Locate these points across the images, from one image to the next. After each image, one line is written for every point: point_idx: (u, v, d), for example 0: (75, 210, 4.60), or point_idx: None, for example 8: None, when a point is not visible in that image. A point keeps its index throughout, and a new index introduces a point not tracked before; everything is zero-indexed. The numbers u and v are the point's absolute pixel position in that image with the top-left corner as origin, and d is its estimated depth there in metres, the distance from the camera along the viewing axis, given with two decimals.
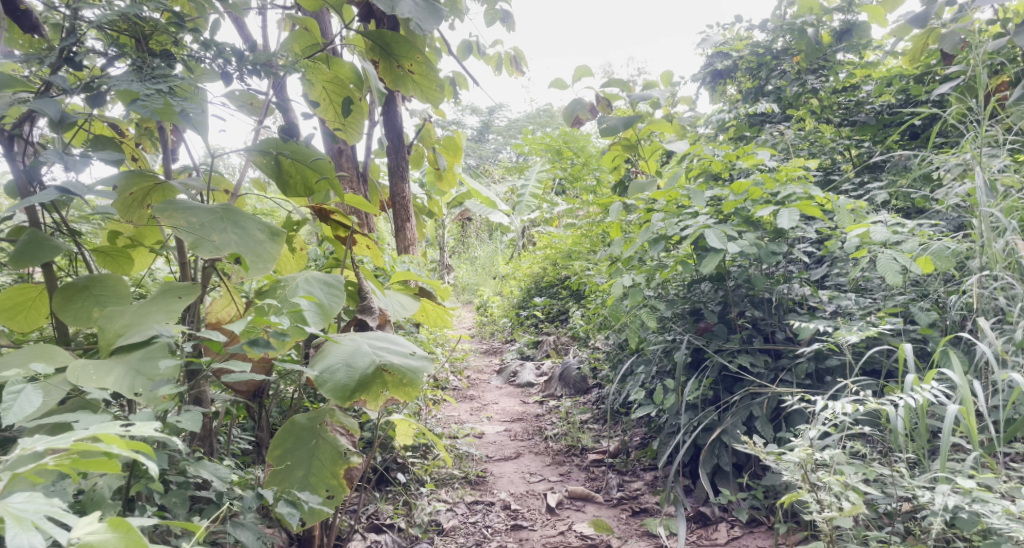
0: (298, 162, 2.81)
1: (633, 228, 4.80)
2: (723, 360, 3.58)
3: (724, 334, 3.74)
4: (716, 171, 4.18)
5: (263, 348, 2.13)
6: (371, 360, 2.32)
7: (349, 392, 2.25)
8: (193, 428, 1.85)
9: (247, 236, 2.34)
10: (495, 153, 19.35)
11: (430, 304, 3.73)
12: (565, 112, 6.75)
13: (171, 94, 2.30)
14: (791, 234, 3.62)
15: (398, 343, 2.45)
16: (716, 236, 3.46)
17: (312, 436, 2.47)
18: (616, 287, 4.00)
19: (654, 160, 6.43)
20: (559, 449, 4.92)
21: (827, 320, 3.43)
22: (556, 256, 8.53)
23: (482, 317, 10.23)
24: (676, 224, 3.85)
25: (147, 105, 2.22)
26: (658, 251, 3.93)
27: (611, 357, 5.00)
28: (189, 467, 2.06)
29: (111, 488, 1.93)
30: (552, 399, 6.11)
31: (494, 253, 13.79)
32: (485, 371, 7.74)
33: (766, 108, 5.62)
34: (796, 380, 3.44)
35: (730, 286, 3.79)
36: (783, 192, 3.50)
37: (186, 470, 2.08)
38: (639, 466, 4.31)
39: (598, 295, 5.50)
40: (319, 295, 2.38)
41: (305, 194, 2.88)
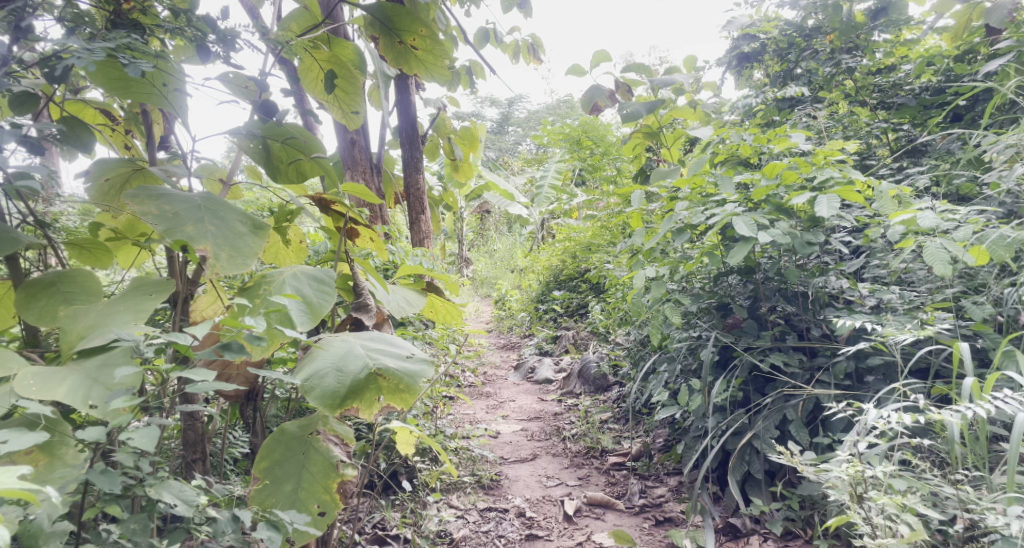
0: (289, 148, 2.59)
1: (655, 217, 4.54)
2: (753, 359, 3.32)
3: (754, 331, 3.47)
4: (746, 156, 3.92)
5: (235, 354, 1.89)
6: (363, 365, 2.09)
7: (338, 400, 2.04)
8: (123, 459, 1.64)
9: (226, 228, 2.14)
10: (516, 145, 19.08)
11: (439, 300, 3.47)
12: (584, 99, 6.49)
13: (117, 51, 2.12)
14: (827, 222, 3.35)
15: (396, 345, 2.22)
16: (746, 224, 3.20)
17: (302, 447, 2.26)
18: (637, 280, 3.75)
19: (677, 147, 6.15)
20: (577, 451, 4.68)
21: (869, 316, 3.16)
22: (576, 248, 8.27)
23: (500, 311, 10.00)
24: (702, 213, 3.59)
25: (84, 58, 2.05)
26: (683, 242, 3.68)
27: (632, 354, 4.75)
28: (148, 491, 1.83)
29: (50, 518, 1.74)
30: (570, 397, 5.87)
31: (514, 245, 13.53)
32: (503, 368, 7.52)
33: (797, 91, 5.33)
34: (834, 381, 3.18)
35: (761, 279, 3.53)
36: (820, 177, 3.22)
37: (146, 493, 1.85)
38: (663, 470, 4.07)
39: (618, 289, 5.25)
40: (305, 294, 2.19)
41: (298, 184, 2.68)
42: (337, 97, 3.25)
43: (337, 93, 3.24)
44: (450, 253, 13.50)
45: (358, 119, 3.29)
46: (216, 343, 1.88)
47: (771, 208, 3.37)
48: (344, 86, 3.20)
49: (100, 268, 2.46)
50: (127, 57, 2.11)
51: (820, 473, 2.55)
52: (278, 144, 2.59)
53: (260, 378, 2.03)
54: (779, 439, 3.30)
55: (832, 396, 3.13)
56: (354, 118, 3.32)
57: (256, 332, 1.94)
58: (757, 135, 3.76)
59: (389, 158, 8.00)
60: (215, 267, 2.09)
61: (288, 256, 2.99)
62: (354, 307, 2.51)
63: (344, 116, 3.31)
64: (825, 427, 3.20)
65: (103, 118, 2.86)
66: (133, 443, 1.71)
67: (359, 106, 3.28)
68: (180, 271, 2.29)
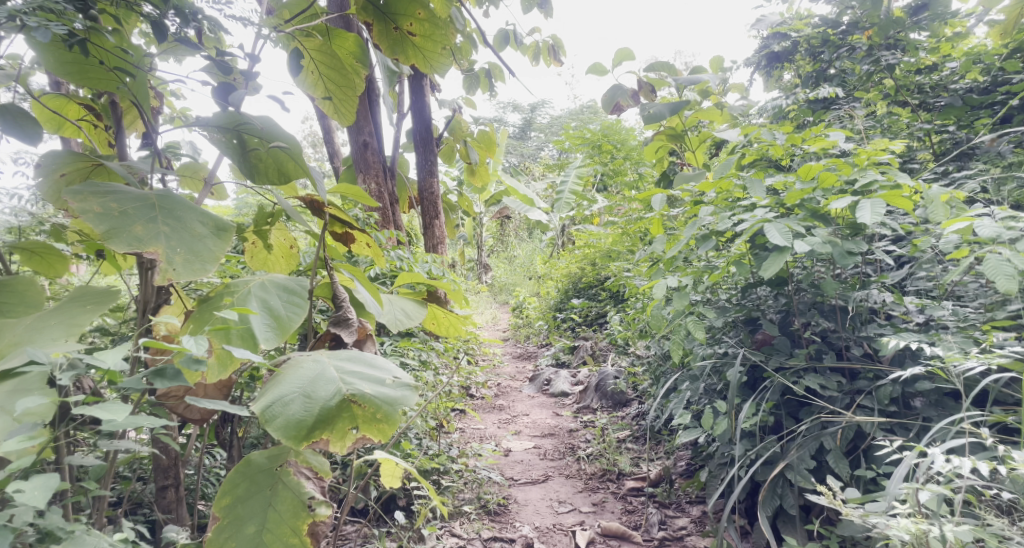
0: (267, 143, 2.30)
1: (678, 223, 4.22)
2: (786, 381, 2.99)
3: (787, 349, 3.14)
4: (778, 157, 3.59)
5: (169, 382, 1.70)
6: (335, 391, 1.81)
7: (304, 430, 1.77)
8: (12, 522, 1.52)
9: (183, 230, 1.86)
10: (538, 151, 18.75)
11: (441, 312, 3.15)
12: (604, 98, 6.16)
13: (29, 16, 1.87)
14: (869, 230, 3.02)
15: (377, 368, 1.93)
16: (779, 232, 2.88)
17: (269, 482, 1.98)
18: (657, 291, 3.45)
19: (702, 151, 5.84)
20: (592, 473, 4.37)
21: (919, 335, 2.83)
22: (595, 255, 7.95)
23: (517, 319, 9.70)
24: (729, 219, 3.28)
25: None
26: (708, 250, 3.37)
27: (652, 369, 4.43)
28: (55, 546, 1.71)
29: None
30: (586, 412, 5.57)
31: (533, 251, 13.23)
32: (518, 379, 7.22)
33: (831, 90, 4.99)
34: (879, 406, 2.85)
35: (794, 292, 3.20)
36: (863, 179, 2.88)
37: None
38: (685, 498, 3.76)
39: (638, 299, 4.92)
40: (272, 307, 1.90)
41: (279, 182, 2.35)
42: (332, 91, 2.94)
43: (331, 88, 2.93)
44: (468, 260, 13.22)
45: (353, 117, 3.00)
46: (148, 371, 1.70)
47: (806, 214, 3.04)
48: (340, 80, 2.90)
49: (55, 276, 2.19)
50: (37, 22, 1.86)
51: (866, 519, 2.24)
52: (255, 136, 2.28)
53: (209, 407, 1.85)
54: (814, 470, 2.97)
55: (876, 424, 2.80)
56: (348, 116, 3.03)
57: (196, 356, 1.71)
58: (791, 134, 3.43)
59: (403, 161, 7.75)
60: (166, 275, 1.80)
61: (279, 261, 2.70)
62: (331, 323, 2.11)
63: (337, 114, 3.01)
64: (867, 459, 2.87)
65: (87, 113, 2.58)
66: (21, 498, 1.59)
67: (353, 103, 2.98)
68: (146, 278, 2.02)
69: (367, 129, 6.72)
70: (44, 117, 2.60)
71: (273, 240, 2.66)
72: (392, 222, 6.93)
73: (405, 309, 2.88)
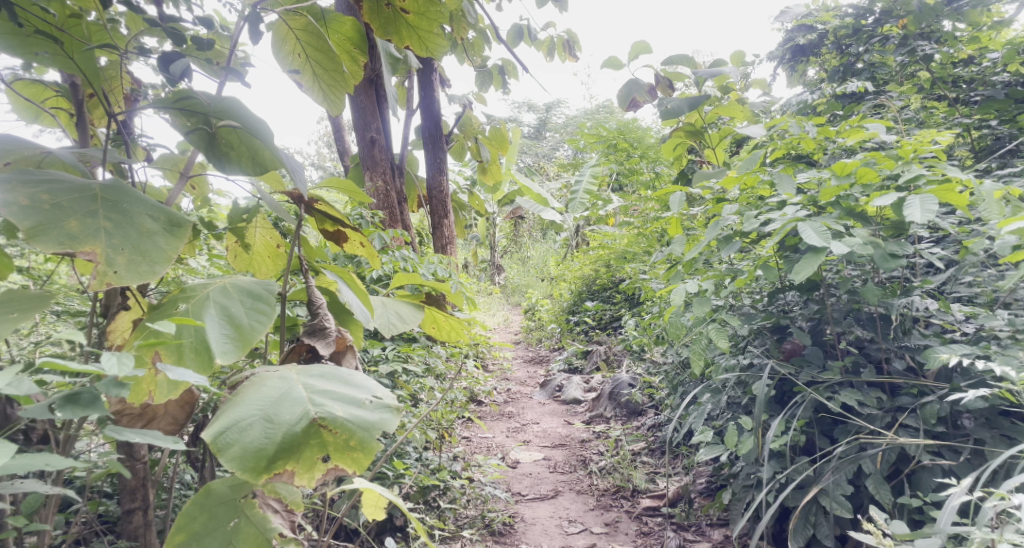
0: (237, 126, 2.04)
1: (698, 223, 3.93)
2: (819, 397, 2.70)
3: (820, 361, 2.85)
4: (810, 151, 3.29)
5: (81, 410, 1.50)
6: (302, 414, 1.55)
7: (264, 461, 1.51)
8: None
9: (129, 226, 1.62)
10: (553, 151, 18.40)
11: (440, 315, 2.87)
12: (621, 93, 5.92)
13: None
14: (914, 230, 2.72)
15: (353, 386, 1.66)
16: (815, 233, 2.59)
17: (232, 515, 1.73)
18: (675, 296, 3.18)
19: (723, 149, 5.55)
20: (605, 490, 4.10)
21: (969, 348, 2.53)
22: (610, 256, 7.66)
23: (530, 322, 9.44)
24: (755, 218, 3.01)
25: None
26: (732, 253, 3.10)
27: (670, 379, 4.16)
28: None
29: None
30: (599, 422, 5.29)
31: (548, 251, 12.95)
32: (528, 384, 6.97)
33: (861, 84, 4.69)
34: (923, 426, 2.55)
35: (828, 298, 2.90)
36: (908, 174, 2.59)
37: None
38: (705, 520, 3.49)
39: (654, 304, 4.63)
40: (232, 315, 1.65)
41: (253, 172, 2.08)
42: (320, 76, 2.67)
43: (319, 72, 2.67)
44: (481, 261, 12.98)
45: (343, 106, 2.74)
46: (58, 397, 1.50)
47: (841, 212, 2.75)
48: (328, 63, 2.63)
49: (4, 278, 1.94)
50: None
51: None
52: (224, 119, 2.03)
53: (135, 439, 1.67)
54: (851, 496, 2.69)
55: (921, 446, 2.50)
56: (338, 104, 2.76)
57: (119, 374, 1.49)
58: (825, 125, 3.13)
59: (411, 158, 7.51)
60: (105, 279, 1.57)
61: (266, 262, 2.43)
62: (303, 334, 1.83)
63: (326, 101, 2.74)
64: (910, 485, 2.59)
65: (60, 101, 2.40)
66: None
67: (342, 89, 2.71)
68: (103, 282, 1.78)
69: (374, 125, 6.48)
70: (20, 105, 2.44)
71: (252, 239, 2.40)
72: (400, 221, 6.69)
73: (400, 312, 2.61)
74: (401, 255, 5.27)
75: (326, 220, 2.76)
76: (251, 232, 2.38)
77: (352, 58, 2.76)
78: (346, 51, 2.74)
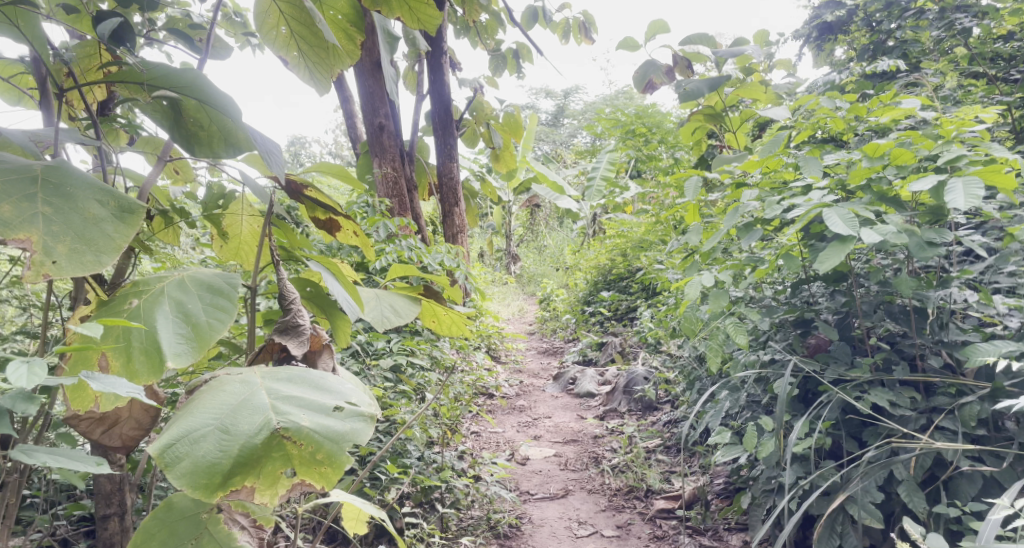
0: (206, 105, 1.86)
1: (717, 210, 3.72)
2: (847, 397, 2.49)
3: (847, 358, 2.65)
4: (838, 131, 3.06)
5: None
6: (262, 423, 1.38)
7: (220, 476, 1.34)
8: None
9: (72, 212, 1.46)
10: (570, 138, 18.04)
11: (440, 308, 2.67)
12: (637, 75, 5.69)
13: None
14: (953, 215, 2.49)
15: (325, 392, 1.48)
16: (843, 219, 2.38)
17: (193, 533, 1.56)
18: (691, 288, 2.99)
19: (744, 132, 5.32)
20: (617, 489, 3.92)
21: (1015, 344, 2.30)
22: (626, 245, 7.43)
23: (545, 312, 9.25)
24: (777, 204, 2.80)
25: None
26: (752, 242, 2.90)
27: (686, 373, 3.96)
28: None
29: None
30: (613, 416, 5.10)
31: (564, 239, 12.72)
32: (541, 376, 6.79)
33: (892, 63, 4.45)
34: (962, 430, 2.33)
35: (857, 289, 2.69)
36: (948, 155, 2.37)
37: None
38: (723, 525, 3.29)
39: (671, 295, 4.43)
40: (188, 311, 1.47)
41: (224, 155, 1.91)
42: (306, 53, 2.49)
43: (305, 48, 2.48)
44: (497, 250, 12.78)
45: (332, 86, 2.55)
46: None
47: (872, 197, 2.54)
48: (313, 38, 2.44)
49: None
50: None
51: None
52: (192, 98, 1.86)
53: (48, 461, 1.47)
54: (881, 504, 2.48)
55: (960, 451, 2.29)
56: (326, 84, 2.58)
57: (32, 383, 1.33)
58: (855, 103, 2.91)
59: (422, 145, 7.34)
60: (42, 270, 1.41)
61: (252, 252, 2.23)
62: (273, 332, 1.66)
63: (313, 81, 2.57)
64: (947, 493, 2.37)
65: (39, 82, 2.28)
66: None
67: (330, 68, 2.53)
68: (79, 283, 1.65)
69: (383, 111, 6.30)
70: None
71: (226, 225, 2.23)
72: (409, 210, 6.52)
73: (395, 306, 2.42)
74: (407, 244, 5.11)
75: (317, 208, 2.58)
76: (234, 220, 2.20)
77: (348, 37, 2.58)
78: (341, 30, 2.56)
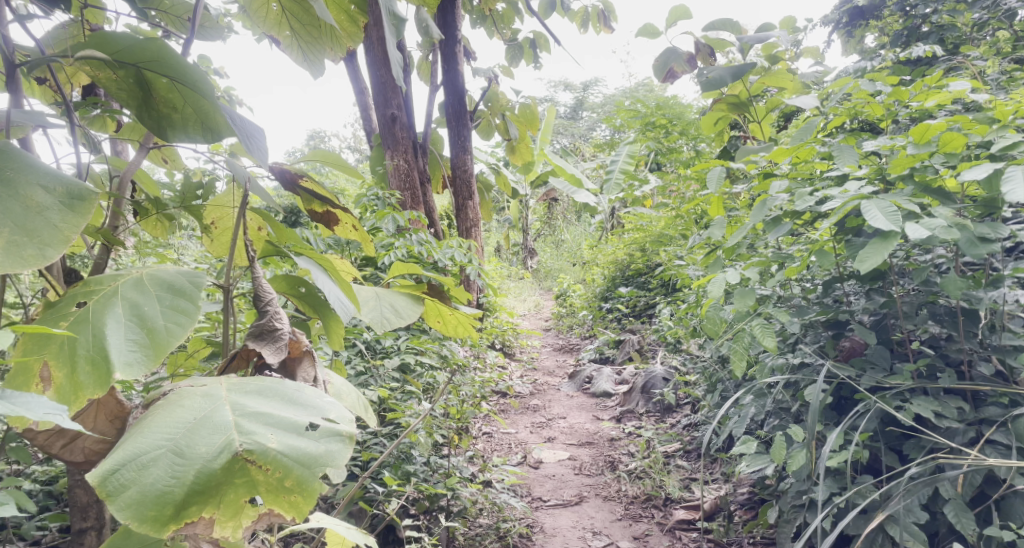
0: (178, 82, 1.67)
1: (741, 203, 3.50)
2: (886, 407, 2.28)
3: (886, 363, 2.44)
4: (875, 119, 2.84)
5: None
6: (223, 443, 1.20)
7: (174, 506, 1.17)
8: None
9: (11, 199, 1.28)
10: (588, 131, 17.72)
11: (445, 309, 2.44)
12: (657, 63, 5.45)
13: None
14: (1008, 208, 2.27)
15: (300, 406, 1.31)
16: (883, 212, 2.16)
17: None
18: (714, 286, 2.79)
19: (769, 123, 5.10)
20: (634, 497, 3.72)
21: None
22: (645, 239, 7.21)
23: (561, 308, 9.04)
24: (809, 195, 2.59)
25: None
26: (781, 236, 2.70)
27: (708, 376, 3.75)
28: None
29: None
30: (630, 417, 4.90)
31: (582, 234, 12.49)
32: (556, 375, 6.59)
33: (929, 48, 4.21)
34: (1016, 445, 2.11)
35: (898, 289, 2.47)
36: (1005, 141, 2.15)
37: None
38: (747, 539, 3.08)
39: (691, 292, 4.22)
40: (144, 312, 1.29)
41: (201, 139, 1.73)
42: (296, 31, 2.29)
43: (297, 25, 2.27)
44: (514, 245, 12.59)
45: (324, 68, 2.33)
46: None
47: (915, 188, 2.32)
48: (305, 15, 2.23)
49: None
50: None
51: None
52: (163, 75, 1.67)
53: None
54: (924, 525, 2.26)
55: (1014, 468, 2.07)
56: (320, 65, 2.37)
57: None
58: (896, 87, 2.70)
59: (436, 137, 7.16)
60: None
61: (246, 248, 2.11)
62: (247, 337, 1.48)
63: (305, 62, 2.36)
64: (999, 514, 2.15)
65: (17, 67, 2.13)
66: None
67: (323, 46, 2.33)
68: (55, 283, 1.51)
69: (395, 101, 6.13)
70: None
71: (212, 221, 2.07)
72: (422, 203, 6.33)
73: (396, 306, 2.23)
74: (417, 238, 4.95)
75: (313, 201, 2.40)
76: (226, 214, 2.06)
77: (348, 18, 2.43)
78: (342, 11, 2.39)
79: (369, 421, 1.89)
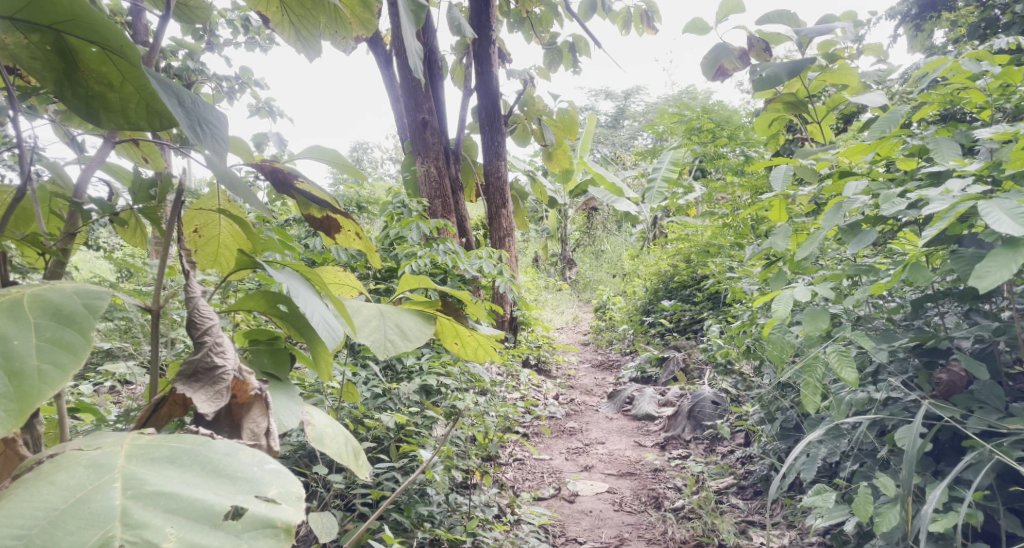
0: (105, 51, 1.32)
1: (805, 209, 3.08)
2: (1006, 458, 1.84)
3: (1002, 401, 2.00)
4: (974, 109, 2.41)
5: None
6: (97, 541, 0.95)
7: None
8: None
9: None
10: (630, 140, 17.16)
11: (465, 330, 1.96)
12: (706, 60, 5.00)
13: None
14: None
15: (225, 481, 1.04)
16: (1008, 218, 1.74)
17: None
18: (781, 304, 2.37)
19: (829, 124, 4.64)
20: (682, 541, 3.29)
21: None
22: (690, 250, 6.74)
23: (599, 321, 8.58)
24: (899, 199, 2.16)
25: None
26: (863, 246, 2.28)
27: (766, 403, 3.30)
28: None
29: None
30: (676, 444, 4.46)
31: (623, 245, 12.00)
32: (594, 393, 6.15)
33: (1017, 38, 3.72)
34: None
35: (1014, 312, 2.04)
36: None
37: None
38: None
39: (745, 309, 3.77)
40: (14, 345, 1.05)
41: (143, 123, 1.38)
42: (285, 5, 1.87)
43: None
44: (552, 256, 12.17)
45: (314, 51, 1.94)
46: None
47: None
48: None
49: None
50: None
51: None
52: (90, 43, 1.32)
53: None
54: None
55: None
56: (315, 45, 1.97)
57: None
58: (1004, 69, 2.26)
59: (470, 143, 6.83)
60: None
61: (234, 259, 1.77)
62: (177, 379, 1.16)
63: (300, 41, 1.97)
64: None
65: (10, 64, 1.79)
66: None
67: (321, 25, 1.93)
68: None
69: (426, 106, 5.80)
70: None
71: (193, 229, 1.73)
72: (454, 212, 5.96)
73: (402, 326, 1.81)
74: (444, 248, 4.60)
75: (309, 204, 2.00)
76: (213, 220, 1.73)
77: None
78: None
79: (360, 473, 1.55)
